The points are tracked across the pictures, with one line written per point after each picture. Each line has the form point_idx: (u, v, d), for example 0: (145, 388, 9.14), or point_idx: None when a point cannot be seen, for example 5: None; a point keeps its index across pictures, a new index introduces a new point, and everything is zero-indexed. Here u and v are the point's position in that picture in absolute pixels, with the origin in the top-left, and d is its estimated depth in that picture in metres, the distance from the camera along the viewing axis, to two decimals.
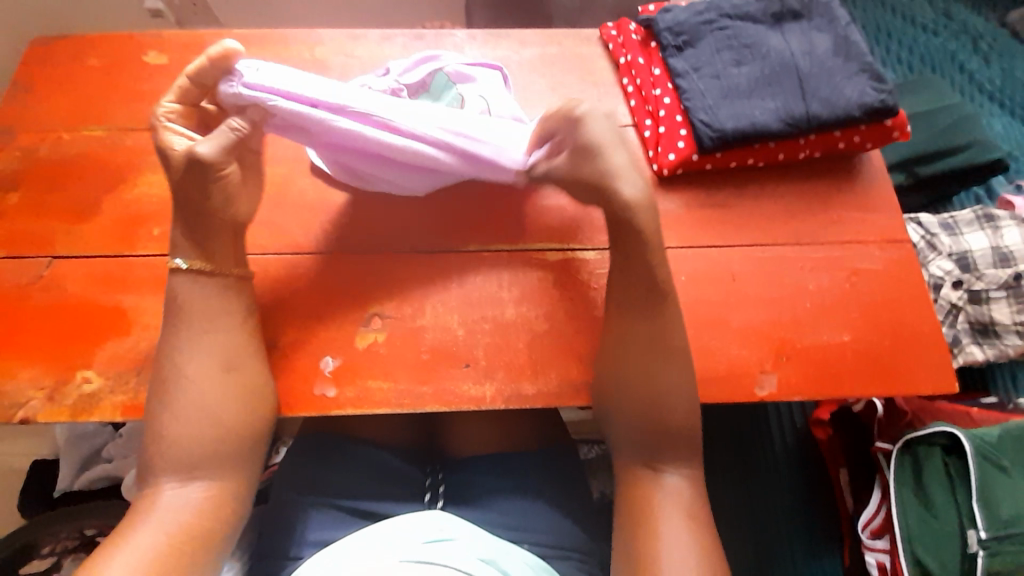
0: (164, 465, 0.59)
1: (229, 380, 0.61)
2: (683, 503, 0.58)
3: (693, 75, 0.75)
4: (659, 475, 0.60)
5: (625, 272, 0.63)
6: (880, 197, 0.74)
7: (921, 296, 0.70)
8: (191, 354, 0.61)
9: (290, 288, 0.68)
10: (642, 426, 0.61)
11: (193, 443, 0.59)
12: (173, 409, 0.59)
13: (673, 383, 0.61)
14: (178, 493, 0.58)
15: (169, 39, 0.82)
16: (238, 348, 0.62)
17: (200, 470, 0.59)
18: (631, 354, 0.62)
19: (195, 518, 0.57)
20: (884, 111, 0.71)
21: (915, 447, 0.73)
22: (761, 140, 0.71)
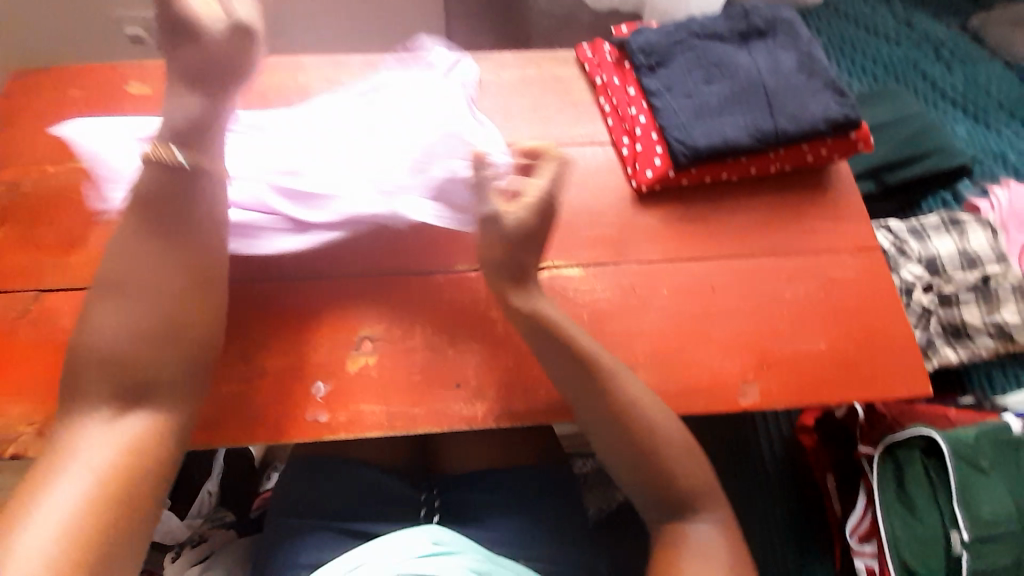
0: (94, 394, 0.54)
1: (179, 304, 0.56)
2: (717, 552, 0.57)
3: (666, 94, 0.78)
4: (682, 527, 0.59)
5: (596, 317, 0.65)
6: (850, 207, 0.78)
7: (891, 302, 0.73)
8: (146, 251, 0.56)
9: (278, 314, 0.68)
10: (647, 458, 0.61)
11: (134, 364, 0.54)
12: (115, 319, 0.54)
13: (657, 419, 0.62)
14: (103, 431, 0.52)
15: (151, 69, 0.82)
16: (195, 267, 0.58)
17: (136, 399, 0.54)
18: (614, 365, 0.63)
19: (125, 460, 0.52)
20: (847, 125, 0.74)
21: (897, 451, 0.77)
22: (733, 155, 0.74)
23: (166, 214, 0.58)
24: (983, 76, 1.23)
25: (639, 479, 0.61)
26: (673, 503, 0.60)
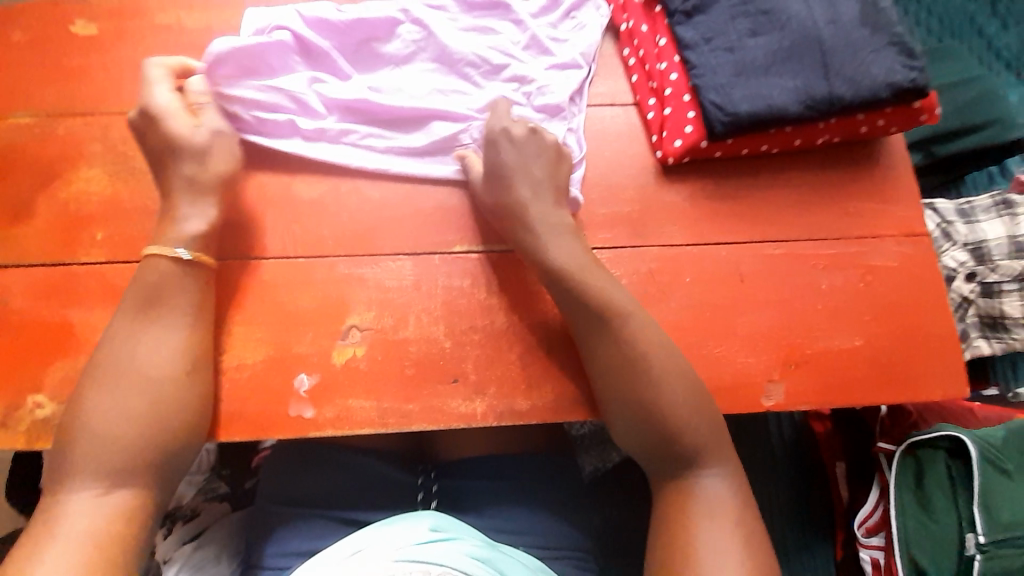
0: (81, 475, 0.50)
1: (178, 380, 0.54)
2: (722, 512, 0.53)
3: (703, 47, 0.66)
4: (691, 477, 0.55)
5: (594, 343, 0.58)
6: (901, 186, 0.69)
7: (935, 297, 0.66)
8: (146, 345, 0.54)
9: (257, 298, 0.61)
10: (654, 444, 0.56)
11: (123, 446, 0.51)
12: (111, 405, 0.52)
13: (676, 393, 0.56)
14: (94, 505, 0.50)
15: (100, 5, 0.70)
16: (192, 344, 0.56)
17: (125, 478, 0.51)
18: (612, 375, 0.57)
19: (117, 532, 0.50)
20: (912, 92, 0.64)
21: (919, 450, 0.72)
22: (777, 125, 0.64)
23: (157, 307, 0.55)
24: None
25: (642, 437, 0.56)
26: (682, 457, 0.55)
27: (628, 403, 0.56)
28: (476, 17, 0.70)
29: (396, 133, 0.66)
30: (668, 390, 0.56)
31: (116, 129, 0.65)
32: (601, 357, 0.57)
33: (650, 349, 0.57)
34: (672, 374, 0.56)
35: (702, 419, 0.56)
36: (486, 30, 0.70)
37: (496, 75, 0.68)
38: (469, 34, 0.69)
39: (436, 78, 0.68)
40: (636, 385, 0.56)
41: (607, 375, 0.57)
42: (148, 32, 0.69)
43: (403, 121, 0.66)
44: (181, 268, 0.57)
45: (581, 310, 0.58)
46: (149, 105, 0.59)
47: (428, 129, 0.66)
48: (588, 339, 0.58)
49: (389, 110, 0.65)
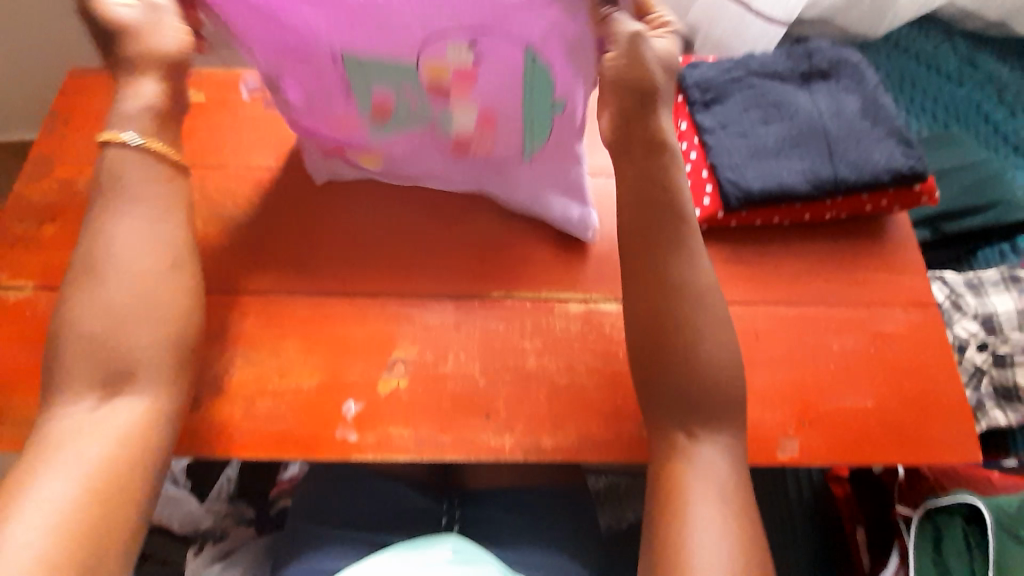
0: (76, 380, 0.53)
1: (165, 276, 0.58)
2: (715, 482, 0.53)
3: (720, 131, 0.76)
4: (688, 447, 0.55)
5: (676, 316, 0.57)
6: (907, 259, 0.74)
7: (945, 365, 0.69)
8: (125, 236, 0.57)
9: (313, 332, 0.69)
10: (673, 398, 0.56)
11: (121, 322, 0.55)
12: (94, 299, 0.55)
13: (708, 345, 0.56)
14: (89, 416, 0.53)
15: (209, 78, 0.84)
16: (174, 250, 0.59)
17: (121, 384, 0.54)
18: (677, 320, 0.57)
19: (118, 450, 0.52)
20: (910, 176, 0.71)
21: (935, 516, 0.73)
22: (788, 201, 0.71)
23: (138, 202, 0.59)
24: None
25: (674, 395, 0.56)
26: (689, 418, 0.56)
27: (656, 373, 0.57)
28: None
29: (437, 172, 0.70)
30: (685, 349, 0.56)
31: (210, 179, 0.77)
32: (689, 324, 0.57)
33: (668, 309, 0.57)
34: (699, 328, 0.57)
35: (716, 376, 0.56)
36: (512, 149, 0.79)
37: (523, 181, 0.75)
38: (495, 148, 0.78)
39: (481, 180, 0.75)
40: (669, 351, 0.56)
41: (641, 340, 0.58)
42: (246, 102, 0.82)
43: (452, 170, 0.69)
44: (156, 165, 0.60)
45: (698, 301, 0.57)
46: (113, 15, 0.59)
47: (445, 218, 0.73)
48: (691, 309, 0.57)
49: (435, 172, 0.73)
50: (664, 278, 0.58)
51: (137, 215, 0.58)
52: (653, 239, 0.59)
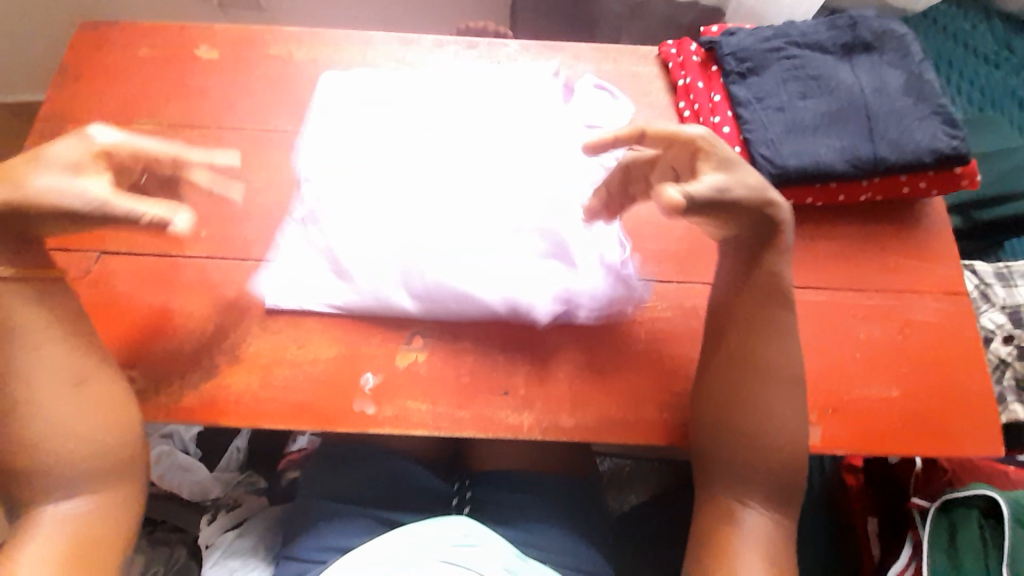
0: (41, 482, 0.55)
1: (75, 395, 0.57)
2: (762, 547, 0.56)
3: (755, 105, 0.72)
4: (736, 511, 0.57)
5: (776, 403, 0.58)
6: (942, 245, 0.72)
7: (973, 355, 0.68)
8: (35, 378, 0.56)
9: (329, 306, 0.67)
10: (733, 464, 0.58)
11: (61, 448, 0.56)
12: (32, 429, 0.55)
13: (784, 424, 0.58)
14: (61, 512, 0.56)
15: (221, 34, 0.80)
16: (71, 360, 0.57)
17: (77, 484, 0.56)
18: (753, 400, 0.58)
19: (86, 532, 0.55)
20: (953, 158, 0.68)
21: (951, 508, 0.73)
22: (823, 180, 0.68)
23: (24, 334, 0.56)
24: None
25: (732, 462, 0.58)
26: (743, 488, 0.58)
27: (726, 450, 0.58)
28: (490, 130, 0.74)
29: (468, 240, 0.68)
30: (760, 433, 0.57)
31: (224, 141, 0.74)
32: (772, 413, 0.58)
33: (747, 391, 0.58)
34: (770, 409, 0.58)
35: (784, 454, 0.57)
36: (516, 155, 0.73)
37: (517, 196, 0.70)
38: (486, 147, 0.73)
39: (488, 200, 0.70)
40: (738, 425, 0.58)
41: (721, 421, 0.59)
42: (260, 60, 0.79)
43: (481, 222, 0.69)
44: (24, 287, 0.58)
45: (778, 383, 0.58)
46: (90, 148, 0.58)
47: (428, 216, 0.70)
48: (777, 395, 0.58)
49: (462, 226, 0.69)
50: (749, 355, 0.59)
51: (27, 318, 0.57)
52: (740, 325, 0.59)
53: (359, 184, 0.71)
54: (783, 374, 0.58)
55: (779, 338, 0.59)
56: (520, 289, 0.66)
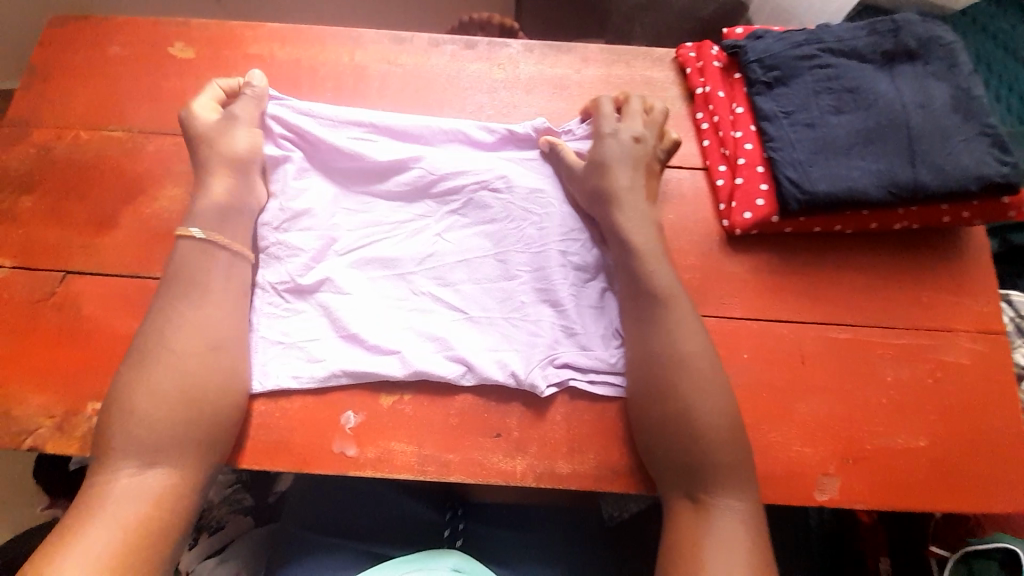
0: (125, 446, 0.53)
1: (209, 359, 0.56)
2: (733, 550, 0.51)
3: (782, 120, 0.65)
4: (704, 512, 0.53)
5: (706, 405, 0.55)
6: (982, 280, 0.65)
7: (1009, 402, 0.62)
8: (180, 328, 0.56)
9: (309, 352, 0.60)
10: (673, 459, 0.55)
11: (165, 414, 0.54)
12: (144, 383, 0.54)
13: (711, 410, 0.55)
14: (131, 484, 0.52)
15: (198, 30, 0.73)
16: (225, 328, 0.58)
17: (159, 457, 0.53)
18: (674, 394, 0.56)
19: (146, 513, 0.51)
20: (1003, 187, 0.60)
21: (972, 560, 0.68)
22: (855, 207, 0.62)
23: (193, 289, 0.58)
24: None
25: (671, 458, 0.55)
26: (700, 490, 0.54)
27: (665, 450, 0.55)
28: (483, 165, 0.66)
29: (450, 278, 0.63)
30: (686, 430, 0.55)
31: None
32: (694, 412, 0.55)
33: (663, 384, 0.56)
34: (694, 393, 0.56)
35: (725, 442, 0.55)
36: (505, 197, 0.65)
37: (495, 233, 0.65)
38: (477, 189, 0.65)
39: (470, 235, 0.65)
40: (664, 419, 0.56)
41: (644, 425, 0.57)
42: (238, 61, 0.72)
43: (460, 263, 0.64)
44: (210, 248, 0.59)
45: (697, 387, 0.56)
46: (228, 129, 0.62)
47: (414, 273, 0.63)
48: (698, 390, 0.56)
49: (434, 258, 0.64)
50: (665, 359, 0.57)
51: (208, 267, 0.59)
52: (645, 315, 0.59)
53: (344, 216, 0.65)
54: (696, 375, 0.56)
55: (687, 324, 0.58)
56: (516, 355, 0.60)
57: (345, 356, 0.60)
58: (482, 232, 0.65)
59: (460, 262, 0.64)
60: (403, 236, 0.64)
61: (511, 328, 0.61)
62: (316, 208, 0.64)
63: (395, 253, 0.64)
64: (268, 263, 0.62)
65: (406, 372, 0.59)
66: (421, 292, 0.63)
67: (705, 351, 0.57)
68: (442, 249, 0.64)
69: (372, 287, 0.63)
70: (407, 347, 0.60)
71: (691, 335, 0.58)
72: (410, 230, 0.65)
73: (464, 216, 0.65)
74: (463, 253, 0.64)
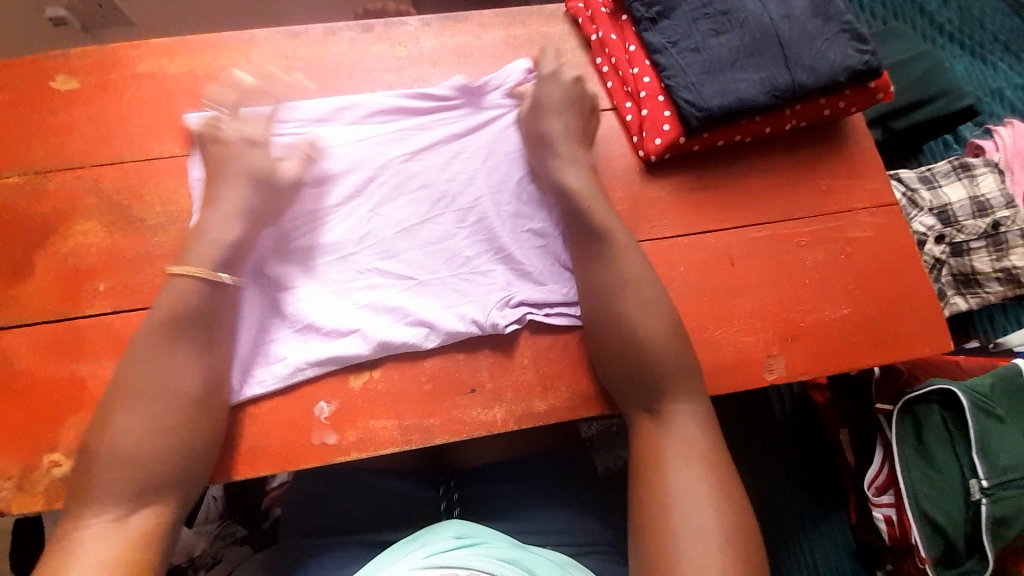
0: (108, 490, 0.50)
1: (207, 396, 0.55)
2: (693, 453, 0.55)
3: (670, 49, 0.70)
4: (664, 417, 0.58)
5: (650, 319, 0.59)
6: (868, 161, 0.73)
7: (910, 260, 0.70)
8: (168, 362, 0.54)
9: (269, 351, 0.60)
10: (634, 376, 0.59)
11: (158, 454, 0.52)
12: (133, 422, 0.52)
13: (654, 325, 0.59)
14: (113, 528, 0.50)
15: (79, 59, 0.70)
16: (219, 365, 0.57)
17: (148, 499, 0.51)
18: (625, 315, 0.60)
19: (132, 558, 0.49)
20: (867, 74, 0.68)
21: (914, 408, 0.75)
22: (749, 115, 0.68)
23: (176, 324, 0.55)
24: (980, 6, 1.15)
25: (625, 376, 0.59)
26: (655, 398, 0.58)
27: (626, 372, 0.59)
28: (410, 142, 0.68)
29: (394, 252, 0.64)
30: (635, 349, 0.59)
31: (109, 179, 0.66)
32: (642, 328, 0.59)
33: (612, 311, 0.60)
34: (637, 310, 0.60)
35: (675, 358, 0.59)
36: (434, 166, 0.68)
37: (428, 200, 0.66)
38: (402, 163, 0.67)
39: (407, 206, 0.66)
40: (613, 337, 0.60)
41: (599, 350, 0.61)
42: (131, 82, 0.69)
43: (401, 235, 0.65)
44: (193, 280, 0.57)
45: (639, 304, 0.60)
46: (220, 158, 0.63)
47: (354, 253, 0.64)
48: (643, 307, 0.60)
49: (375, 235, 0.65)
50: (608, 282, 0.61)
51: (201, 295, 0.57)
52: (586, 253, 0.63)
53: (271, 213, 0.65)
54: (640, 295, 0.60)
55: (622, 247, 0.62)
56: (471, 304, 0.63)
57: (305, 347, 0.61)
58: (419, 201, 0.66)
59: (401, 233, 0.65)
60: (337, 219, 0.65)
61: (463, 283, 0.64)
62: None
63: (333, 237, 0.64)
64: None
65: (370, 348, 0.60)
66: (366, 269, 0.64)
67: (644, 272, 0.61)
68: (381, 224, 0.65)
69: (314, 274, 0.63)
70: (367, 324, 0.61)
71: (625, 259, 0.61)
72: (342, 212, 0.65)
73: (395, 190, 0.66)
74: (401, 225, 0.65)
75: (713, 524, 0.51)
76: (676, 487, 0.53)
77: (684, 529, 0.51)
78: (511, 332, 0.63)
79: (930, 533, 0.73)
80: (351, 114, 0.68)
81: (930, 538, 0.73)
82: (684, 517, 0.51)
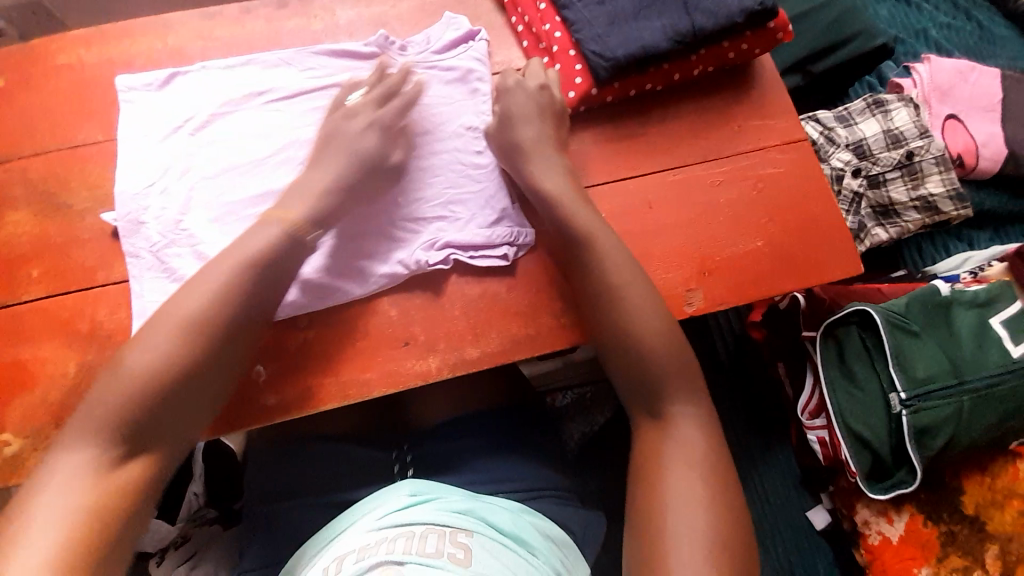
0: (98, 427, 0.49)
1: (233, 345, 0.55)
2: (692, 452, 0.55)
3: (578, 4, 0.72)
4: (666, 418, 0.58)
5: (648, 314, 0.61)
6: (776, 101, 0.77)
7: (820, 191, 0.74)
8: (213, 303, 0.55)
9: None
10: (634, 369, 0.60)
11: (174, 393, 0.52)
12: (176, 355, 0.52)
13: (655, 320, 0.61)
14: (91, 467, 0.48)
15: None
16: (257, 323, 0.57)
17: (140, 442, 0.50)
18: (614, 315, 0.62)
19: (110, 498, 0.48)
20: (764, 15, 0.70)
21: (835, 331, 0.80)
22: (654, 63, 0.70)
23: (223, 265, 0.57)
24: None
25: (629, 380, 0.61)
26: (659, 400, 0.59)
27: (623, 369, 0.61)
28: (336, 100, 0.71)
29: None
30: (638, 332, 0.61)
31: (35, 169, 0.67)
32: (627, 318, 0.61)
33: (602, 306, 0.62)
34: (634, 312, 0.61)
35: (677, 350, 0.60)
36: None
37: None
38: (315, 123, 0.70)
39: None
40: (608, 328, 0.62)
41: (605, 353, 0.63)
42: (51, 74, 0.70)
43: None
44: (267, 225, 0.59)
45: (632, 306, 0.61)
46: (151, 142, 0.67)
47: None
48: (642, 305, 0.62)
49: None
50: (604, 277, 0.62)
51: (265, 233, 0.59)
52: (575, 251, 0.64)
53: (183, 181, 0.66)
54: (622, 297, 0.62)
55: (543, 187, 0.66)
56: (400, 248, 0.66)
57: None
58: None
59: None
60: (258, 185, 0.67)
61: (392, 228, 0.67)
62: (173, 163, 0.67)
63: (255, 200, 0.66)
64: (134, 230, 0.64)
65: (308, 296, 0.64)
66: None
67: (623, 263, 0.63)
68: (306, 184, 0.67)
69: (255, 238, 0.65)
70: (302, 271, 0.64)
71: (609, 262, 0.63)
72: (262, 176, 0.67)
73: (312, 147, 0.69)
74: None
75: (703, 517, 0.51)
76: (672, 488, 0.53)
77: (677, 533, 0.51)
78: (438, 271, 0.66)
79: (859, 450, 0.78)
80: (259, 80, 0.71)
81: (860, 454, 0.78)
82: (675, 522, 0.51)
